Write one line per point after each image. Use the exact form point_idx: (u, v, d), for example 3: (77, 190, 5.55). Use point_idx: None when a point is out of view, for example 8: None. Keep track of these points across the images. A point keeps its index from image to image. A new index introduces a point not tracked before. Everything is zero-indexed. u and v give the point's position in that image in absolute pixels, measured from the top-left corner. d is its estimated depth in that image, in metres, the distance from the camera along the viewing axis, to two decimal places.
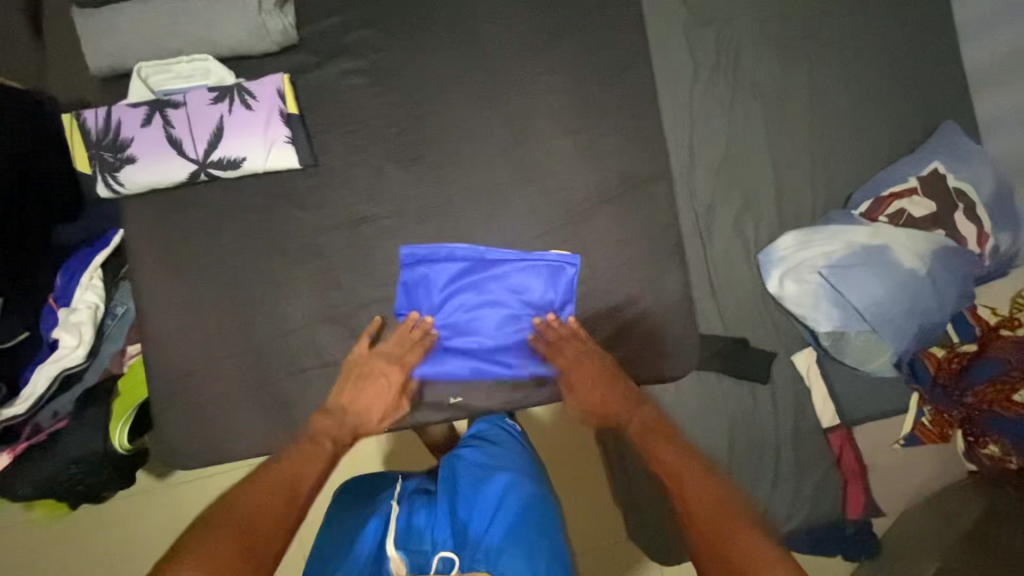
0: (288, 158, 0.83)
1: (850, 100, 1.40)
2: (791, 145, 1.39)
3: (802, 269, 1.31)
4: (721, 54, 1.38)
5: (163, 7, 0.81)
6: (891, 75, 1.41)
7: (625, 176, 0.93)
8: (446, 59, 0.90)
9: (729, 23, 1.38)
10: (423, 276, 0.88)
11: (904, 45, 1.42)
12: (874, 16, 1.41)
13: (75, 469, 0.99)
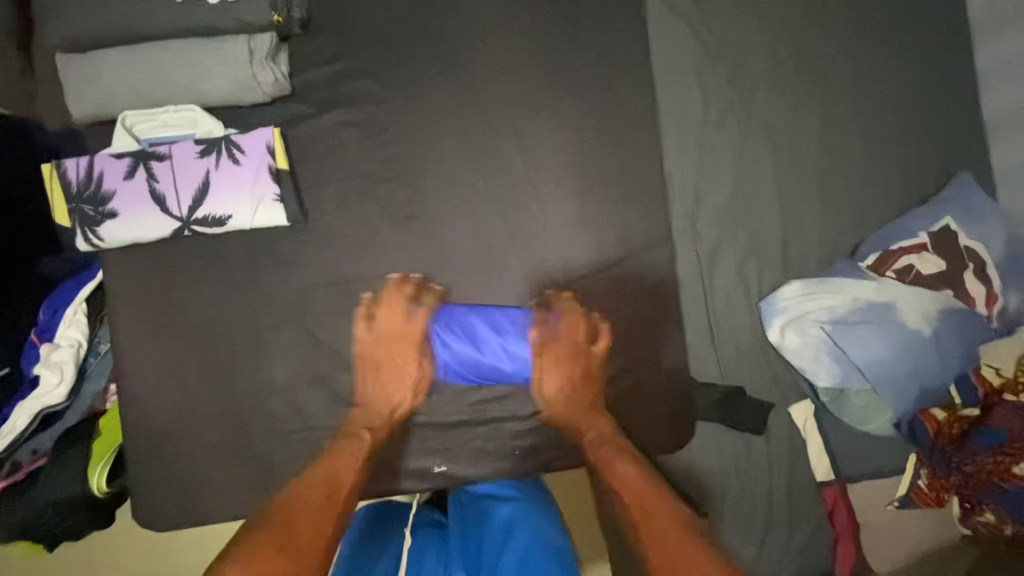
0: (275, 216, 0.80)
1: (862, 147, 1.36)
2: (800, 192, 1.35)
3: (805, 321, 1.28)
4: (732, 95, 1.34)
5: (150, 54, 0.77)
6: (906, 122, 1.37)
7: (624, 239, 0.90)
8: (444, 114, 0.86)
9: (742, 63, 1.34)
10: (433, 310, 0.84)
11: (921, 92, 1.37)
12: (891, 60, 1.37)
13: (52, 512, 0.96)
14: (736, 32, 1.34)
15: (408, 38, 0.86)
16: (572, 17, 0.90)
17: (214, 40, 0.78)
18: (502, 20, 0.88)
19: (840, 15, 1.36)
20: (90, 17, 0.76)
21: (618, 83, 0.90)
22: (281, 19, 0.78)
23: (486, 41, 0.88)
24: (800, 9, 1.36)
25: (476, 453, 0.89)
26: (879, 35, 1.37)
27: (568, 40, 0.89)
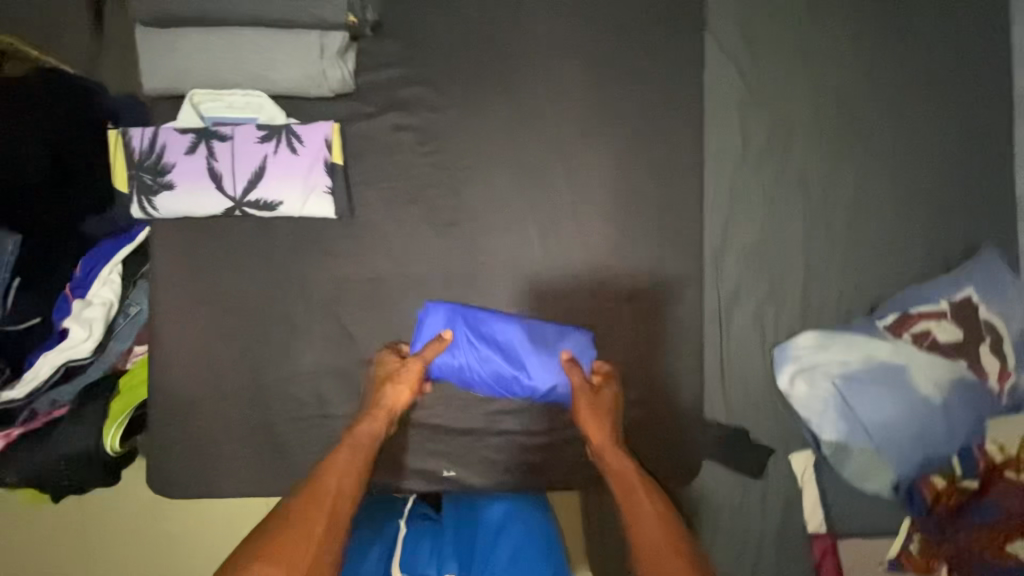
0: (323, 208, 0.82)
1: (893, 209, 1.37)
2: (827, 245, 1.37)
3: (817, 373, 1.28)
4: (771, 141, 1.36)
5: (226, 39, 0.80)
6: (940, 189, 1.38)
7: (654, 273, 0.91)
8: (498, 130, 0.89)
9: (786, 112, 1.36)
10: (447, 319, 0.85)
11: (959, 161, 1.39)
12: (932, 126, 1.38)
13: (63, 464, 0.99)
14: (784, 80, 1.36)
15: (472, 51, 0.88)
16: (633, 50, 0.92)
17: (288, 32, 0.80)
18: (564, 45, 0.90)
19: (888, 76, 1.38)
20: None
21: (671, 119, 0.92)
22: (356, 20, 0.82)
23: (547, 63, 0.90)
24: (850, 65, 1.37)
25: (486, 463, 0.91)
26: (924, 100, 1.38)
27: (627, 73, 0.91)
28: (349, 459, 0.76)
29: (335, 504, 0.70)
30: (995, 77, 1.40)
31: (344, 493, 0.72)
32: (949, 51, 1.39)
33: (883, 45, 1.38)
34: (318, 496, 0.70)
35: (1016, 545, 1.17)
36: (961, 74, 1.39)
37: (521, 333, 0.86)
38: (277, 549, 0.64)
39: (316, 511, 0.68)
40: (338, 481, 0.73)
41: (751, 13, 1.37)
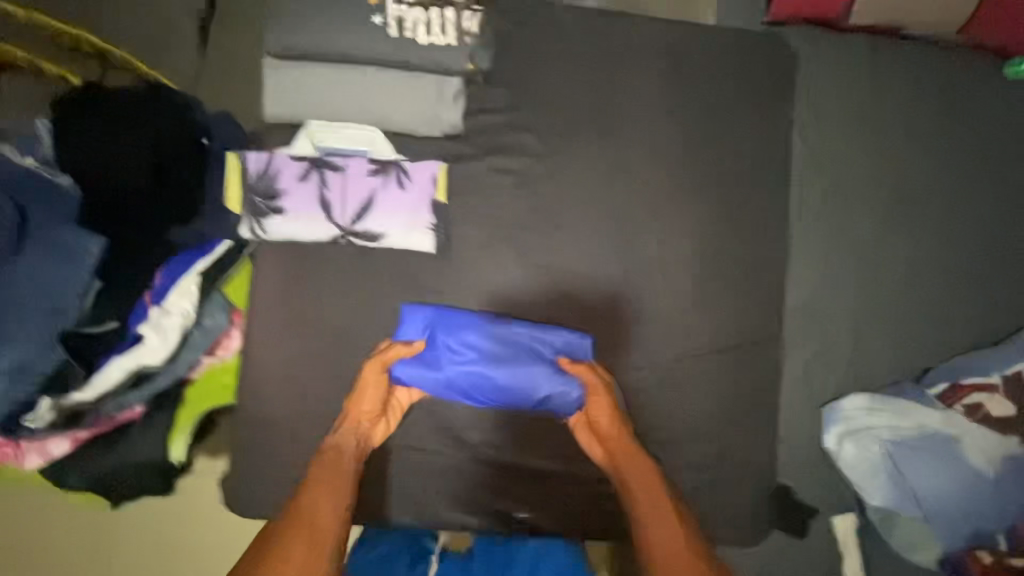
0: (424, 241, 0.85)
1: (947, 281, 1.38)
2: (879, 310, 1.38)
3: (867, 436, 1.27)
4: (834, 202, 1.37)
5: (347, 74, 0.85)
6: (995, 261, 1.39)
7: (733, 332, 0.93)
8: (593, 181, 0.92)
9: (851, 174, 1.37)
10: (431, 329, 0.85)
11: (1015, 236, 1.40)
12: (992, 201, 1.39)
13: (131, 471, 1.04)
14: (851, 144, 1.37)
15: (575, 105, 0.92)
16: (726, 114, 0.95)
17: (408, 74, 0.86)
18: (662, 105, 0.94)
19: (954, 147, 1.39)
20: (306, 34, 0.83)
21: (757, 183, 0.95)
22: (476, 71, 0.90)
23: (644, 122, 0.93)
24: (916, 133, 1.39)
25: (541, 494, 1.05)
26: (987, 173, 1.39)
27: (719, 136, 0.95)
28: (328, 474, 0.78)
29: (311, 521, 0.72)
30: None
31: (332, 512, 0.74)
32: (1014, 127, 1.40)
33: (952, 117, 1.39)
34: (304, 517, 0.72)
35: None
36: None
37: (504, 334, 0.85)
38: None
39: (304, 528, 0.70)
40: (319, 500, 0.74)
41: (823, 76, 1.39)
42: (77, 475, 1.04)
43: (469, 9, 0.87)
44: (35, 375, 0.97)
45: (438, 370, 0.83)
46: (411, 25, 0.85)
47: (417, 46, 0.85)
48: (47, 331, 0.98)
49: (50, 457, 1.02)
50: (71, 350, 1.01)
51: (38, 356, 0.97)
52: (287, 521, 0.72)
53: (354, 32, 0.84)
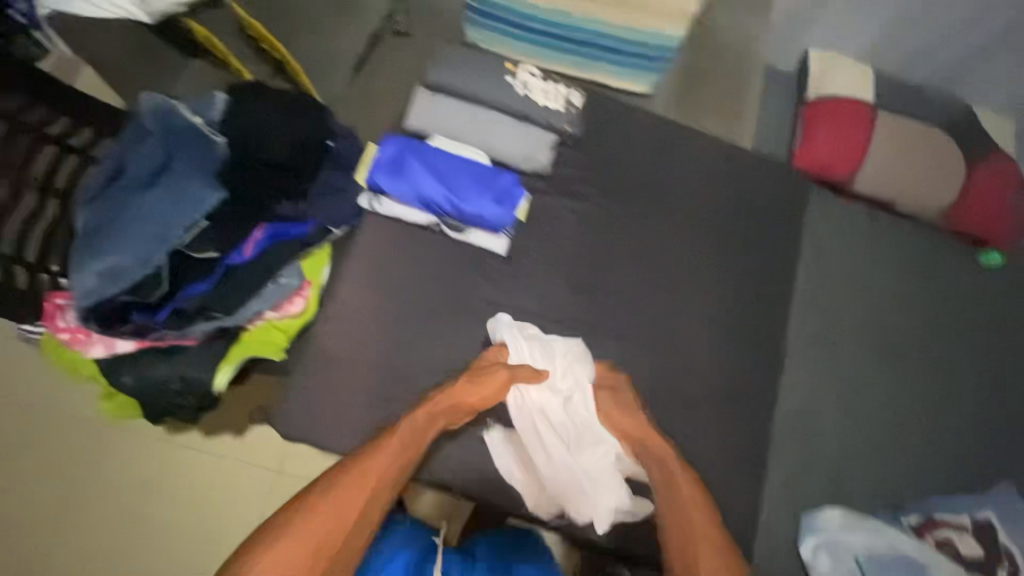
0: (499, 245, 1.07)
1: (951, 433, 1.53)
2: (873, 448, 1.50)
3: (839, 550, 1.34)
4: (820, 333, 1.58)
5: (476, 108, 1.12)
6: (980, 400, 1.58)
7: (737, 389, 1.11)
8: (636, 236, 1.14)
9: (846, 304, 1.61)
10: (388, 139, 1.06)
11: (989, 382, 1.59)
12: (978, 359, 1.61)
13: (176, 384, 1.12)
14: (843, 282, 1.61)
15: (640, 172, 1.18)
16: (751, 215, 1.21)
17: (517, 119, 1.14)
18: (703, 190, 1.21)
19: (947, 314, 1.63)
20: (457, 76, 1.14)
21: (769, 266, 1.19)
22: (569, 130, 1.15)
23: (693, 199, 1.18)
24: (926, 282, 1.65)
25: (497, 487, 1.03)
26: (962, 326, 1.63)
27: (746, 225, 1.20)
28: (399, 457, 0.92)
29: (381, 489, 0.89)
30: None
31: (382, 478, 0.90)
32: (994, 301, 1.66)
33: (935, 285, 1.66)
34: (367, 475, 0.89)
35: None
36: (1016, 326, 1.65)
37: (456, 158, 1.05)
38: (319, 513, 0.86)
39: (352, 478, 0.88)
40: (386, 470, 0.91)
41: (828, 226, 1.65)
42: (124, 374, 1.12)
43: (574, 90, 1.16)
44: (120, 278, 1.11)
45: (402, 181, 1.03)
46: (534, 92, 1.14)
47: (534, 102, 1.13)
48: (147, 250, 1.13)
49: (113, 352, 1.12)
50: (162, 269, 1.14)
51: (131, 265, 1.12)
52: (355, 487, 0.88)
53: (489, 81, 1.13)
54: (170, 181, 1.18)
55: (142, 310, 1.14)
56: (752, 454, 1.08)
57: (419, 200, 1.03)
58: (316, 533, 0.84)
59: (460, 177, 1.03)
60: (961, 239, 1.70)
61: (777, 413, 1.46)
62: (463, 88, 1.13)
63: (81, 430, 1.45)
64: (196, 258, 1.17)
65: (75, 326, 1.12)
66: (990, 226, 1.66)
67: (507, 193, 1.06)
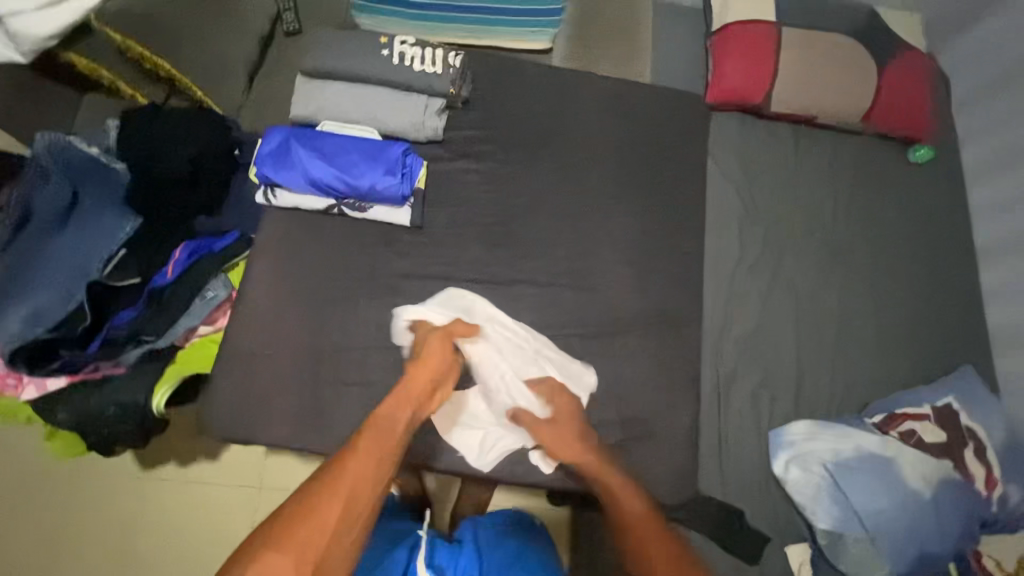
0: (402, 216, 1.11)
1: (901, 327, 1.55)
2: (830, 355, 1.51)
3: (808, 459, 1.34)
4: (763, 251, 1.58)
5: (361, 90, 1.17)
6: (925, 290, 1.60)
7: (664, 314, 1.13)
8: (539, 188, 1.18)
9: (784, 220, 1.61)
10: (275, 132, 1.10)
11: (931, 273, 1.62)
12: (920, 253, 1.64)
13: (113, 411, 1.12)
14: (775, 200, 1.62)
15: (534, 128, 1.22)
16: (651, 148, 1.24)
17: (403, 94, 1.17)
18: (601, 133, 1.24)
19: (881, 214, 1.66)
20: (338, 64, 1.17)
21: (675, 194, 1.22)
22: (456, 95, 1.18)
23: (589, 144, 1.22)
24: (856, 186, 1.67)
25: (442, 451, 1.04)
26: (898, 223, 1.65)
27: (646, 158, 1.23)
28: (381, 451, 0.83)
29: (362, 493, 0.78)
30: (962, 227, 1.69)
31: (366, 480, 0.80)
32: (921, 195, 1.69)
33: (867, 190, 1.67)
34: (342, 480, 0.78)
35: None
36: (945, 215, 1.69)
37: (345, 140, 1.10)
38: (291, 537, 0.72)
39: (322, 490, 0.77)
40: (370, 471, 0.81)
41: (750, 148, 1.66)
42: (61, 411, 1.11)
43: (454, 52, 1.19)
44: (45, 319, 1.10)
45: (294, 167, 1.07)
46: (412, 60, 1.17)
47: (413, 72, 1.16)
48: (67, 288, 1.13)
49: (45, 391, 1.12)
50: (84, 304, 1.13)
51: (53, 303, 1.11)
52: (327, 497, 0.76)
53: (362, 59, 1.17)
54: (85, 219, 1.19)
55: (71, 345, 1.13)
56: (687, 375, 1.11)
57: (313, 181, 1.07)
58: (289, 557, 0.70)
59: (351, 156, 1.08)
60: (886, 139, 1.72)
61: (724, 337, 1.48)
62: (346, 73, 1.17)
63: (31, 478, 1.36)
64: (117, 286, 1.16)
65: (3, 371, 1.12)
66: (911, 120, 1.68)
67: (399, 163, 1.08)
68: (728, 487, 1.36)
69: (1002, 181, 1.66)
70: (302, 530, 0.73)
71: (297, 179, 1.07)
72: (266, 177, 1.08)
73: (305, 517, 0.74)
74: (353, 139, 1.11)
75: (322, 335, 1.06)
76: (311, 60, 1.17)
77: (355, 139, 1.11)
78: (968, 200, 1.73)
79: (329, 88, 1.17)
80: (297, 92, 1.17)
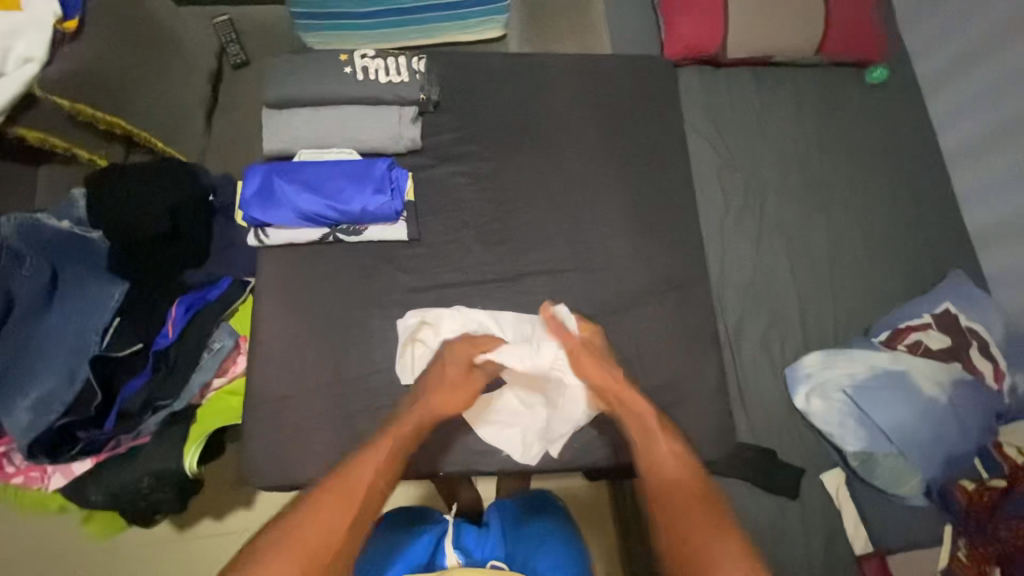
0: (399, 231, 1.10)
1: (889, 245, 1.60)
2: (828, 284, 1.55)
3: (827, 388, 1.39)
4: (746, 195, 1.60)
5: (330, 112, 1.15)
6: (903, 206, 1.65)
7: (669, 277, 1.15)
8: (526, 178, 1.18)
9: (760, 162, 1.64)
10: (255, 171, 1.08)
11: (907, 187, 1.67)
12: (893, 172, 1.68)
13: (146, 481, 1.11)
14: (748, 144, 1.65)
15: (509, 118, 1.21)
16: (626, 118, 1.25)
17: (374, 108, 1.15)
18: (574, 111, 1.24)
19: (850, 139, 1.69)
20: (301, 89, 1.14)
21: (659, 158, 1.23)
22: (427, 100, 1.17)
23: (566, 125, 1.22)
24: (822, 116, 1.71)
25: (484, 452, 1.06)
26: (867, 145, 1.69)
27: (624, 128, 1.24)
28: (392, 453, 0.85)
29: (375, 493, 0.80)
30: (927, 139, 1.74)
31: (381, 480, 0.81)
32: (885, 114, 1.74)
33: (832, 119, 1.71)
34: (359, 480, 0.80)
35: (1002, 507, 1.25)
36: (910, 130, 1.73)
37: (326, 167, 1.08)
38: (299, 544, 0.72)
39: (340, 493, 0.77)
40: (382, 472, 0.82)
41: (715, 99, 1.68)
42: (94, 491, 1.11)
43: (416, 57, 1.18)
44: (54, 404, 1.07)
45: (283, 204, 1.05)
46: (376, 73, 1.15)
47: (380, 85, 1.15)
48: (69, 367, 1.10)
49: (73, 475, 1.11)
50: (91, 379, 1.11)
51: (59, 387, 1.08)
52: (331, 497, 0.77)
53: (325, 80, 1.15)
54: (71, 294, 1.15)
55: (88, 425, 1.10)
56: (703, 331, 1.13)
57: (305, 215, 1.06)
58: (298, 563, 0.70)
59: (337, 181, 1.07)
60: (841, 66, 1.76)
61: (725, 287, 1.52)
62: (311, 98, 1.14)
63: (71, 562, 1.33)
64: (121, 356, 1.13)
65: (26, 465, 1.10)
66: (864, 43, 1.71)
67: (387, 179, 1.08)
68: (755, 429, 1.40)
69: (957, 86, 1.70)
70: (308, 535, 0.73)
71: (287, 215, 1.06)
72: (254, 218, 1.06)
73: (314, 516, 0.75)
74: (335, 164, 1.09)
75: (339, 365, 1.05)
76: (273, 92, 1.15)
77: (338, 164, 1.09)
78: (928, 110, 1.77)
79: (297, 116, 1.14)
80: (265, 126, 1.14)
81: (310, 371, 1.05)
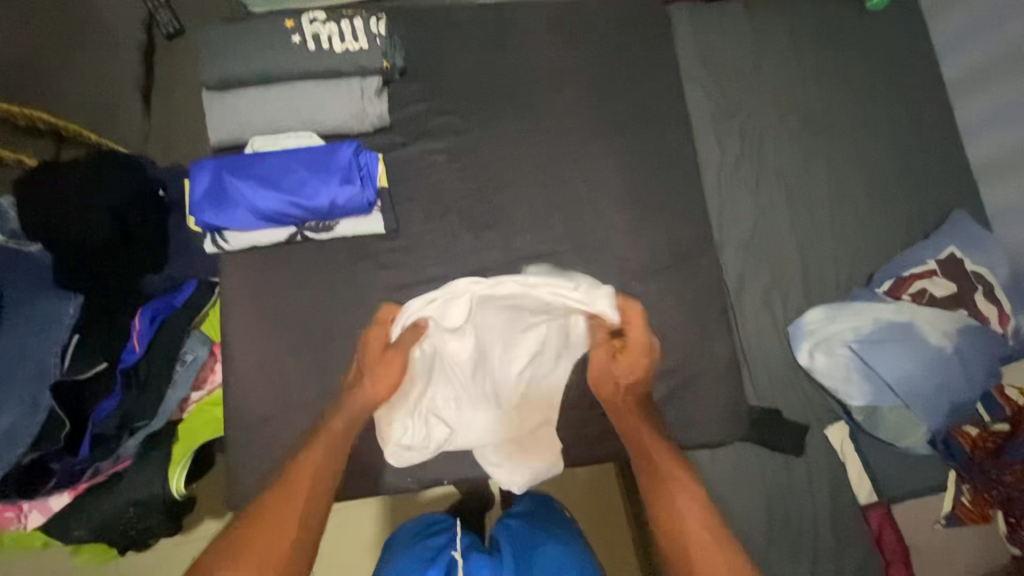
0: (374, 223, 1.00)
1: (891, 188, 1.53)
2: (829, 234, 1.48)
3: (831, 343, 1.35)
4: (743, 145, 1.50)
5: (282, 92, 1.01)
6: (905, 145, 1.56)
7: (670, 249, 1.07)
8: (508, 149, 1.07)
9: (755, 107, 1.53)
10: (203, 170, 0.95)
11: (908, 124, 1.58)
12: (895, 107, 1.58)
13: (132, 511, 1.05)
14: (743, 87, 1.53)
15: (485, 81, 1.09)
16: (615, 71, 1.12)
17: (331, 82, 1.02)
18: (557, 69, 1.11)
19: (851, 74, 1.58)
20: (245, 65, 1.00)
21: (652, 115, 1.12)
22: (391, 69, 1.03)
23: (548, 84, 1.10)
24: (820, 51, 1.58)
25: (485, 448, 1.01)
26: (868, 80, 1.58)
27: (613, 84, 1.12)
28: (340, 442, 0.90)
29: (319, 493, 0.83)
30: (929, 69, 1.63)
31: (323, 472, 0.85)
32: (886, 44, 1.62)
33: (830, 54, 1.58)
34: (297, 482, 0.82)
35: (1005, 452, 1.25)
36: (912, 60, 1.62)
37: (285, 157, 0.96)
38: (259, 532, 0.75)
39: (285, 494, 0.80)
40: (319, 474, 0.85)
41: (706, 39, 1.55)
42: (77, 527, 1.05)
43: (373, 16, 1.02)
44: (19, 437, 0.98)
45: (240, 203, 0.94)
46: (329, 39, 1.00)
47: (335, 52, 1.00)
48: (30, 396, 0.99)
49: (52, 512, 1.04)
50: (55, 407, 1.01)
51: (23, 419, 0.98)
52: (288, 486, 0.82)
53: (271, 53, 1.00)
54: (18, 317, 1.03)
55: (61, 455, 1.02)
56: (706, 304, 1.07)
57: (267, 214, 0.95)
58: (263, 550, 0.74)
59: (299, 173, 0.95)
60: None
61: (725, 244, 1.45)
62: (257, 74, 1.00)
63: None
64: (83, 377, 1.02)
65: None
66: None
67: (354, 166, 0.95)
68: (759, 390, 1.37)
69: (961, 7, 1.57)
70: (271, 527, 0.76)
71: (247, 215, 0.95)
72: (208, 221, 0.95)
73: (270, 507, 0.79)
74: (294, 153, 0.97)
75: (325, 374, 0.98)
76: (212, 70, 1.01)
77: (296, 152, 0.97)
78: (929, 36, 1.65)
79: (245, 101, 1.01)
80: (209, 114, 1.01)
81: (293, 383, 0.98)
